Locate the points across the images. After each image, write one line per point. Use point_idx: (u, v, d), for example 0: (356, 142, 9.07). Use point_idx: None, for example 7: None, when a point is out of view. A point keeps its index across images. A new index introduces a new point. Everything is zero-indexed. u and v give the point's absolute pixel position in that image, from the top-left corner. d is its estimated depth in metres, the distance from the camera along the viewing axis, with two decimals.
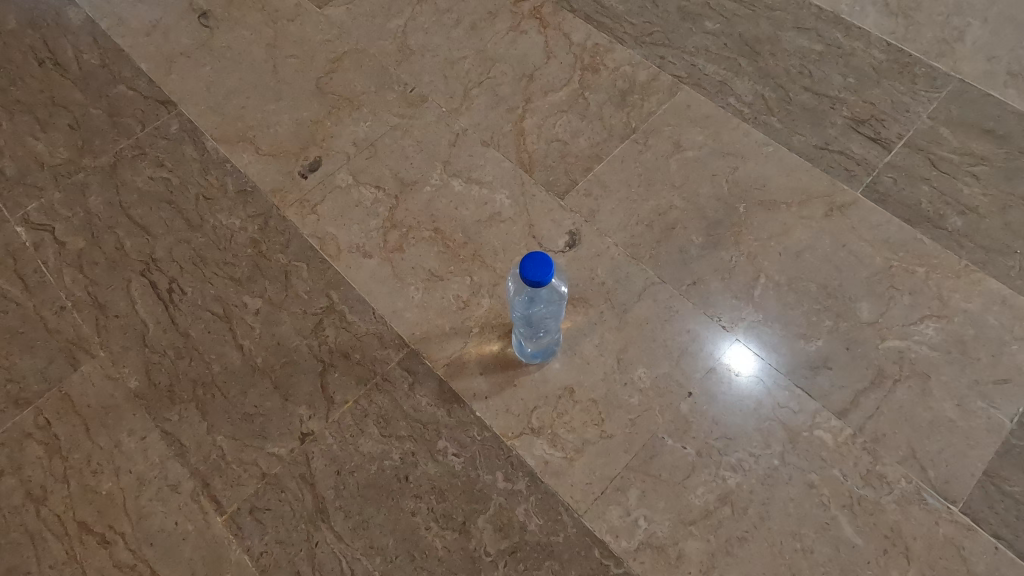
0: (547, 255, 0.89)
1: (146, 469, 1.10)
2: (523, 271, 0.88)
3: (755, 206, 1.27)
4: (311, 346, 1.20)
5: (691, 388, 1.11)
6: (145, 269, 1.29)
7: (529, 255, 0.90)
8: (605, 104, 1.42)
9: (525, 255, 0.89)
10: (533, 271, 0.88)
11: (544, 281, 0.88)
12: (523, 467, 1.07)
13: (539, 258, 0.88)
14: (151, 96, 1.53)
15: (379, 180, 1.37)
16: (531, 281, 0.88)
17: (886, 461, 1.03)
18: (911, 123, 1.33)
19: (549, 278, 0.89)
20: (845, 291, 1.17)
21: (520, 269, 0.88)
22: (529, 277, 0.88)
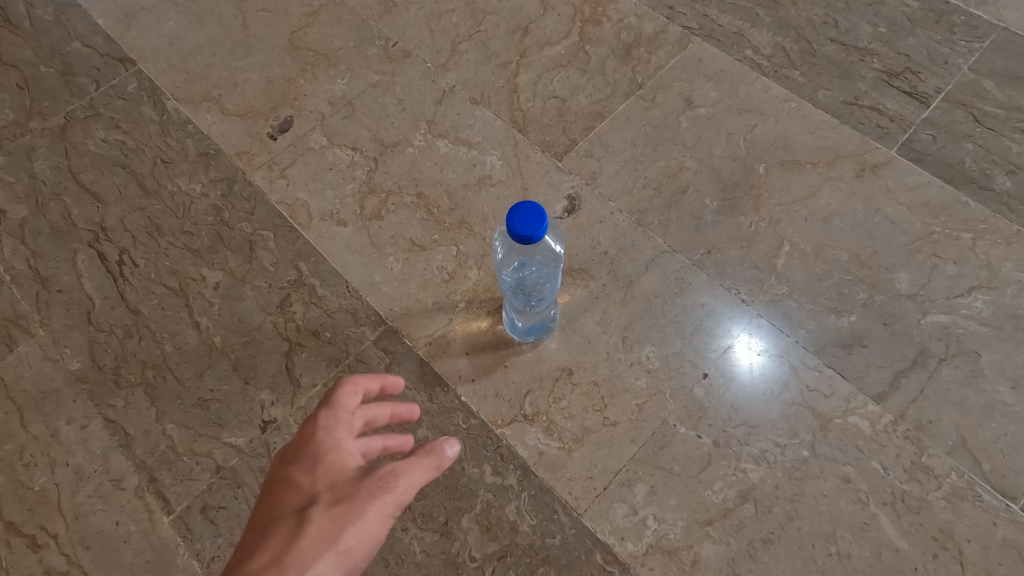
0: (539, 205, 0.76)
1: (85, 462, 0.97)
2: (509, 226, 0.75)
3: (776, 166, 1.13)
4: (277, 324, 1.06)
5: (706, 368, 0.97)
6: (94, 240, 1.16)
7: (518, 207, 0.76)
8: (607, 58, 1.28)
9: (514, 207, 0.75)
10: (521, 226, 0.74)
11: (535, 237, 0.74)
12: (513, 459, 0.94)
13: (529, 209, 0.75)
14: (108, 53, 1.39)
15: (356, 141, 1.23)
16: (519, 237, 0.74)
17: (934, 452, 0.89)
18: (949, 76, 1.19)
19: (542, 233, 0.75)
20: (880, 260, 1.03)
21: (506, 224, 0.75)
22: (517, 232, 0.74)
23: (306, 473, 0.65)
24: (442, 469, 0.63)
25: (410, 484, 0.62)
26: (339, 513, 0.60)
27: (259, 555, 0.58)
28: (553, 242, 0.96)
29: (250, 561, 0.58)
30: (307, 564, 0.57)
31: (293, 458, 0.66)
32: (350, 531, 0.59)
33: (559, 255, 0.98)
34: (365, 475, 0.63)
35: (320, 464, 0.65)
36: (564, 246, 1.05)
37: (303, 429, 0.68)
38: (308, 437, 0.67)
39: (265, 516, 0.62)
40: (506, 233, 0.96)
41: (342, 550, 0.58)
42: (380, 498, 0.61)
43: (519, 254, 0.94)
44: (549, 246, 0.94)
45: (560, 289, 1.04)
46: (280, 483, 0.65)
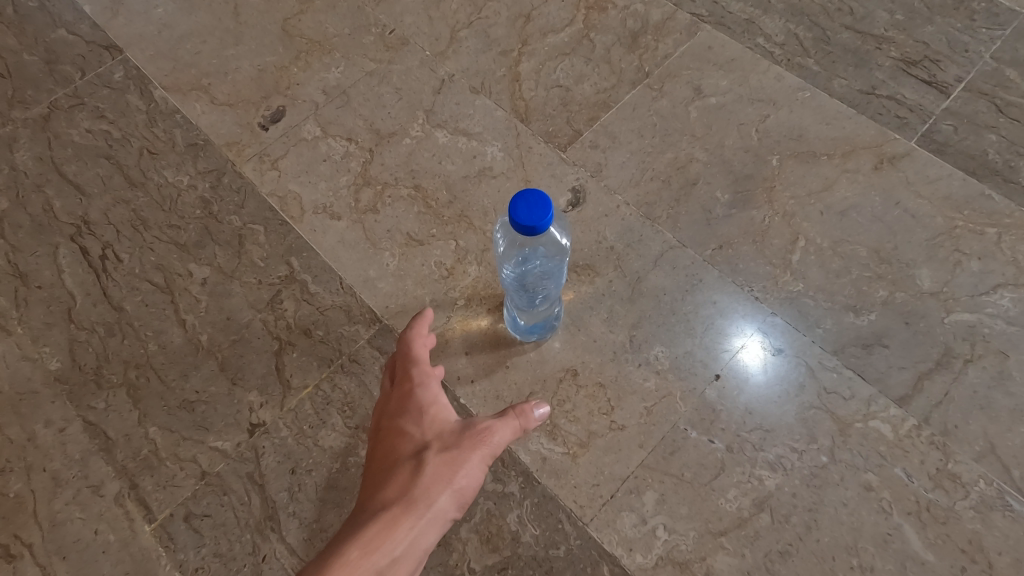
0: (543, 193, 0.71)
1: (63, 467, 0.92)
2: (512, 215, 0.70)
3: (790, 157, 1.08)
4: (266, 322, 1.01)
5: (718, 369, 0.92)
6: (76, 234, 1.11)
7: (521, 196, 0.71)
8: (613, 46, 1.23)
9: (516, 196, 0.70)
10: (524, 215, 0.69)
11: (540, 228, 0.70)
12: (515, 465, 0.89)
13: (532, 198, 0.70)
14: (94, 40, 1.33)
15: (351, 131, 1.18)
16: (522, 227, 0.69)
17: (961, 458, 0.84)
18: (970, 64, 1.14)
19: (547, 224, 0.70)
20: (901, 256, 0.98)
21: (508, 213, 0.70)
22: (520, 221, 0.69)
23: (413, 424, 0.75)
24: (530, 426, 0.73)
25: (505, 434, 0.72)
26: (450, 456, 0.69)
27: (388, 489, 0.68)
28: (557, 234, 0.91)
29: (380, 498, 0.68)
30: (429, 499, 0.66)
31: (399, 413, 0.77)
32: (461, 473, 0.69)
33: (564, 248, 0.93)
34: (465, 428, 0.72)
35: (424, 416, 0.75)
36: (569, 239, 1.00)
37: (401, 385, 0.79)
38: (407, 394, 0.78)
39: (385, 461, 0.73)
40: (507, 224, 0.90)
41: (457, 487, 0.68)
42: (483, 445, 0.70)
43: (521, 248, 0.88)
44: (554, 238, 0.89)
45: (564, 284, 0.99)
46: (392, 434, 0.76)
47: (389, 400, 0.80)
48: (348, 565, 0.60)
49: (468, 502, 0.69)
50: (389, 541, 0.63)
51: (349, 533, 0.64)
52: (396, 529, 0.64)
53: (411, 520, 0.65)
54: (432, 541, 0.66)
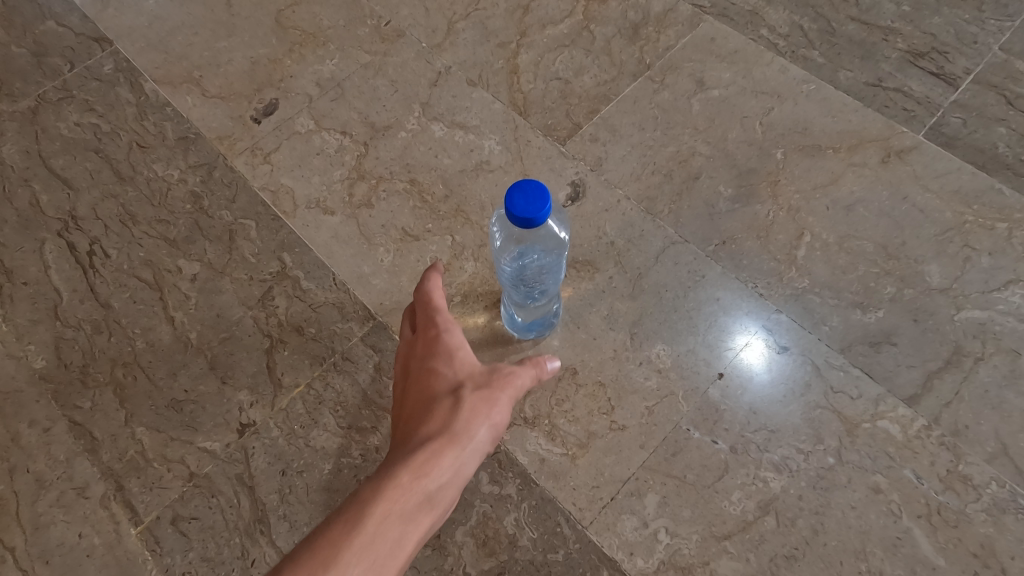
0: (541, 184, 0.68)
1: (47, 468, 0.89)
2: (508, 207, 0.67)
3: (795, 151, 1.06)
4: (257, 319, 0.99)
5: (721, 368, 0.90)
6: (63, 229, 1.08)
7: (518, 187, 0.69)
8: (614, 37, 1.20)
9: (513, 187, 0.68)
10: (521, 207, 0.67)
11: (538, 220, 0.67)
12: (513, 466, 0.86)
13: (529, 188, 0.67)
14: (84, 32, 1.31)
15: (345, 124, 1.16)
16: (519, 219, 0.67)
17: (972, 460, 0.81)
18: (978, 56, 1.12)
19: (545, 216, 0.68)
20: (909, 252, 0.96)
21: (505, 205, 0.67)
22: (517, 214, 0.67)
23: (445, 364, 0.74)
24: (548, 374, 0.77)
25: (530, 377, 0.74)
26: (486, 394, 0.71)
27: (428, 425, 0.68)
28: (556, 228, 0.88)
29: (418, 433, 0.68)
30: (470, 433, 0.67)
31: (428, 355, 0.76)
32: (496, 409, 0.70)
33: (563, 242, 0.90)
34: (496, 369, 0.74)
35: (454, 358, 0.75)
36: (567, 233, 0.97)
37: (425, 329, 0.78)
38: (434, 337, 0.77)
39: (418, 401, 0.73)
40: (504, 217, 0.88)
41: (493, 422, 0.70)
42: (512, 385, 0.73)
43: (519, 243, 0.85)
44: (552, 231, 0.86)
45: (563, 280, 0.96)
46: (422, 375, 0.75)
47: (415, 344, 0.79)
48: (399, 490, 0.60)
49: (500, 437, 0.71)
50: (434, 470, 0.63)
51: (393, 463, 0.63)
52: (441, 458, 0.64)
53: (455, 452, 0.66)
54: (471, 473, 0.67)
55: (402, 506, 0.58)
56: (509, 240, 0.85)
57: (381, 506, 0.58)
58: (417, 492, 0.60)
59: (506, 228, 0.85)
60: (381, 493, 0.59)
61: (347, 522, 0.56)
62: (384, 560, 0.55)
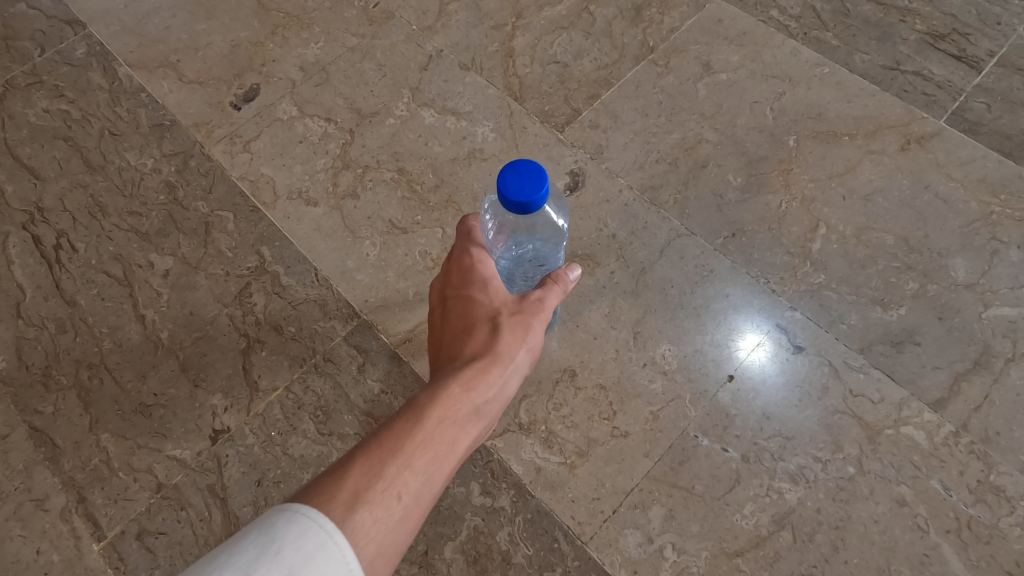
0: (536, 165, 0.62)
1: (4, 478, 0.82)
2: (501, 188, 0.61)
3: (808, 137, 0.99)
4: (233, 317, 0.92)
5: (732, 369, 0.83)
6: (28, 221, 1.01)
7: (512, 168, 0.62)
8: (615, 19, 1.14)
9: (508, 167, 0.61)
10: (514, 188, 0.60)
11: (535, 205, 0.61)
12: (507, 477, 0.80)
13: (524, 168, 0.61)
14: (55, 15, 1.24)
15: (330, 111, 1.09)
16: (513, 203, 0.60)
17: (1005, 470, 0.75)
18: (1002, 37, 1.05)
19: (542, 200, 0.61)
20: (932, 245, 0.89)
21: (497, 188, 0.61)
22: (511, 198, 0.60)
23: (481, 290, 0.68)
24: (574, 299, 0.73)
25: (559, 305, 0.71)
26: (525, 317, 0.66)
27: (470, 345, 0.62)
28: (553, 215, 0.81)
29: (461, 352, 0.62)
30: (512, 353, 0.62)
31: (463, 283, 0.69)
32: (533, 334, 0.66)
33: (559, 230, 0.84)
34: (531, 290, 0.68)
35: (490, 286, 0.68)
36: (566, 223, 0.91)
37: (460, 257, 0.71)
38: (468, 267, 0.70)
39: (453, 326, 0.66)
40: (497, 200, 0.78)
41: (533, 346, 0.65)
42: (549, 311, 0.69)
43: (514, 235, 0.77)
44: (549, 219, 0.79)
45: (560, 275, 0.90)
46: (457, 303, 0.68)
47: (448, 273, 0.71)
48: (454, 397, 0.55)
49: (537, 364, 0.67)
50: (484, 384, 0.58)
51: (441, 375, 0.58)
52: (489, 374, 0.59)
53: (500, 370, 0.60)
54: (511, 394, 0.62)
55: (459, 409, 0.54)
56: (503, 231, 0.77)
57: (439, 406, 0.53)
58: (471, 401, 0.55)
59: (499, 215, 0.76)
60: (438, 396, 0.54)
61: (409, 417, 0.51)
62: (445, 455, 0.50)
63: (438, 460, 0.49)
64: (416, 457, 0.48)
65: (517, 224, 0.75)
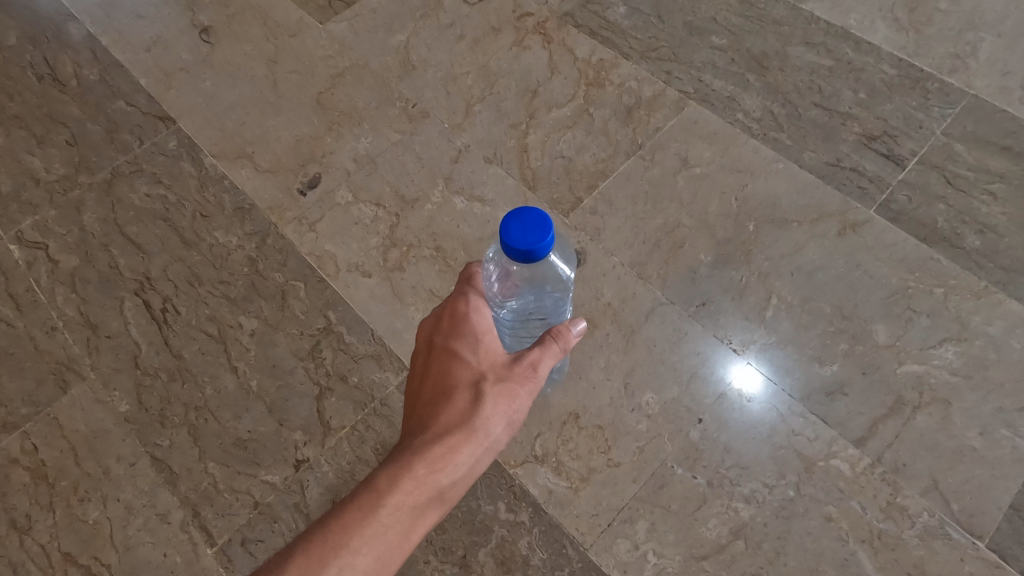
0: (537, 217, 0.74)
1: (134, 497, 1.06)
2: (507, 239, 0.73)
3: (765, 223, 1.23)
4: (308, 369, 1.16)
5: (701, 414, 1.07)
6: (139, 289, 1.26)
7: (517, 220, 0.74)
8: (610, 119, 1.40)
9: (512, 220, 0.74)
10: (518, 236, 0.73)
11: (540, 247, 0.73)
12: (525, 497, 1.03)
13: (526, 221, 0.74)
14: (150, 112, 1.52)
15: (379, 197, 1.34)
16: (517, 249, 0.73)
17: (908, 493, 0.98)
18: (924, 139, 1.30)
19: (547, 242, 0.74)
20: (860, 313, 1.13)
21: (506, 237, 0.74)
22: (516, 245, 0.73)
23: (469, 353, 0.79)
24: (571, 345, 0.82)
25: (547, 367, 0.81)
26: (503, 391, 0.77)
27: (446, 415, 0.75)
28: (558, 267, 0.96)
29: (439, 421, 0.75)
30: (485, 430, 0.75)
31: (451, 335, 0.81)
32: (511, 405, 0.77)
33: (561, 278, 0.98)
34: (518, 360, 0.79)
35: (476, 349, 0.79)
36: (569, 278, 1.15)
37: (455, 310, 0.82)
38: (460, 322, 0.81)
39: (439, 382, 0.79)
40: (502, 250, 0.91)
41: (508, 417, 0.77)
42: (534, 380, 0.80)
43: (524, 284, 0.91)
44: (552, 272, 0.93)
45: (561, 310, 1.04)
46: (444, 358, 0.80)
47: (443, 322, 0.82)
48: (413, 486, 0.69)
49: (517, 429, 0.79)
50: (448, 467, 0.72)
51: (412, 450, 0.72)
52: (457, 455, 0.73)
53: (469, 447, 0.74)
54: (484, 461, 0.76)
55: (412, 500, 0.69)
56: (509, 280, 0.89)
57: (395, 498, 0.68)
58: (429, 488, 0.70)
59: (504, 267, 0.88)
60: (395, 485, 0.69)
61: (366, 505, 0.67)
62: (392, 545, 0.66)
63: (383, 550, 0.66)
64: (360, 552, 0.64)
65: (521, 275, 0.87)
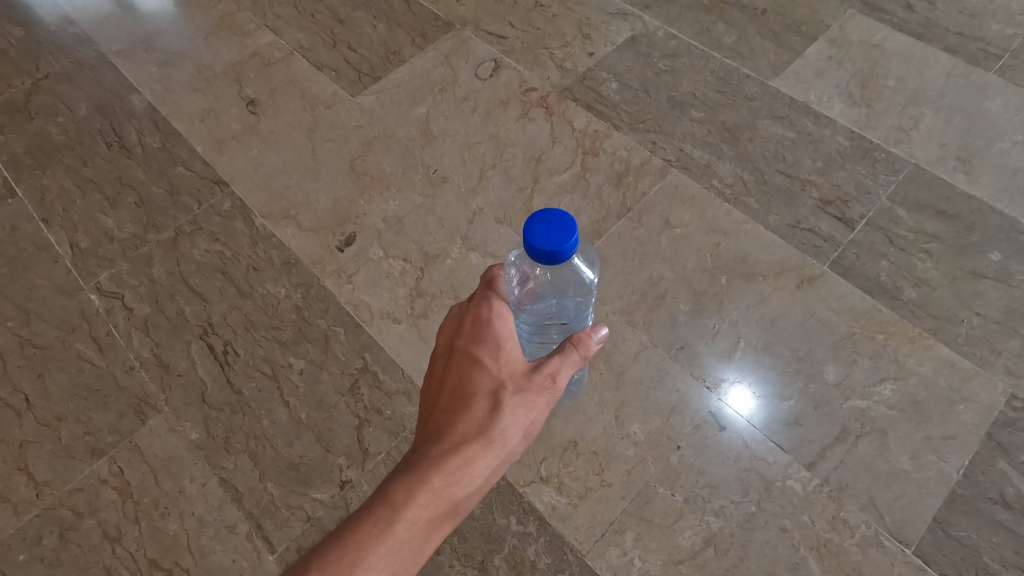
0: (557, 222, 0.88)
1: (206, 512, 1.27)
2: (532, 240, 0.87)
3: (735, 277, 1.45)
4: (349, 403, 1.37)
5: (679, 441, 1.27)
6: (203, 333, 1.49)
7: (541, 224, 0.89)
8: (604, 184, 1.63)
9: (535, 224, 0.88)
10: (541, 237, 0.87)
11: (563, 247, 0.87)
12: (533, 512, 1.23)
13: (548, 227, 0.88)
14: (206, 176, 1.75)
15: (406, 253, 1.57)
16: (541, 250, 0.87)
17: (849, 508, 1.18)
18: (871, 203, 1.53)
19: (568, 242, 0.87)
20: (814, 356, 1.34)
21: (532, 240, 0.87)
22: (541, 247, 0.87)
23: (489, 367, 0.91)
24: (581, 359, 0.97)
25: (557, 383, 0.94)
26: (517, 403, 0.89)
27: (465, 424, 0.87)
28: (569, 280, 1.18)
29: (460, 430, 0.87)
30: (500, 440, 0.87)
31: (473, 348, 0.93)
32: (523, 416, 0.90)
33: (574, 286, 1.19)
34: (531, 377, 0.92)
35: (495, 364, 0.92)
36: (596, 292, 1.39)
37: (478, 326, 0.94)
38: (483, 335, 0.93)
39: (461, 391, 0.90)
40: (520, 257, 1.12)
41: (520, 426, 0.89)
42: (546, 394, 0.92)
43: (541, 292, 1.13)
44: (565, 281, 1.14)
45: (573, 316, 1.26)
46: (467, 369, 0.92)
47: (467, 335, 0.95)
48: (434, 492, 0.80)
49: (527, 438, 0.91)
50: (465, 474, 0.83)
51: (434, 458, 0.83)
52: (474, 463, 0.84)
53: (486, 454, 0.86)
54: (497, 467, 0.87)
55: (433, 505, 0.79)
56: (528, 283, 1.10)
57: (417, 503, 0.78)
58: (447, 494, 0.80)
59: (524, 271, 1.10)
60: (418, 491, 0.79)
61: (392, 507, 0.77)
62: (415, 544, 0.76)
63: (406, 548, 0.75)
64: (387, 548, 0.75)
65: (538, 279, 1.09)
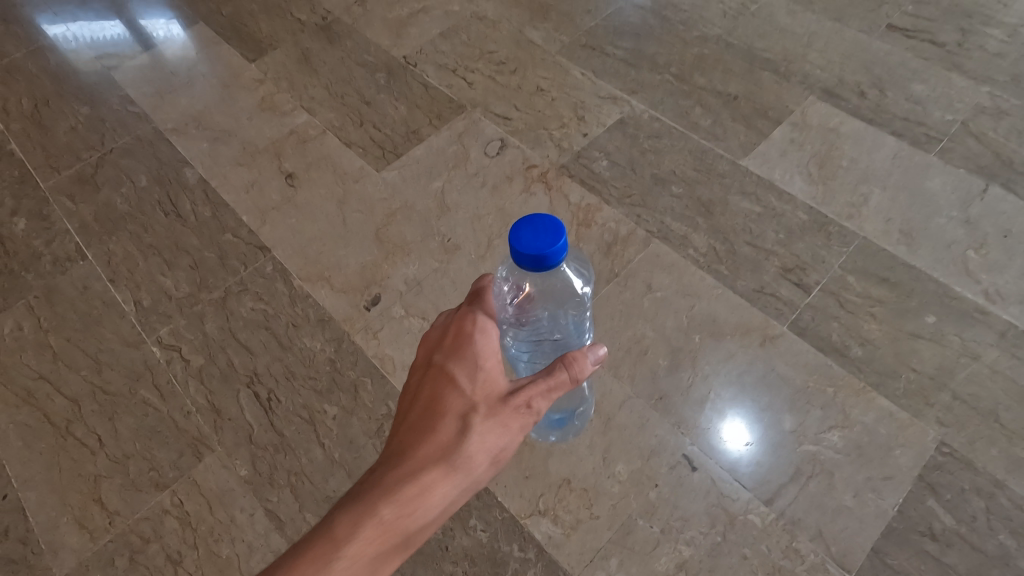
0: (539, 229, 1.08)
1: (254, 538, 1.50)
2: (518, 245, 1.06)
3: (707, 335, 1.69)
4: (376, 445, 1.61)
5: (658, 480, 1.49)
6: (250, 382, 1.73)
7: (525, 231, 1.08)
8: (595, 252, 1.88)
9: (520, 231, 1.08)
10: (526, 242, 1.06)
11: (547, 248, 1.06)
12: (532, 540, 1.45)
13: (531, 233, 1.07)
14: (251, 242, 2.02)
15: (424, 312, 1.82)
16: (527, 252, 1.06)
17: (801, 539, 1.40)
18: (825, 271, 1.77)
19: (552, 243, 1.06)
20: (773, 405, 1.56)
21: (519, 244, 1.06)
22: (528, 250, 1.06)
23: (461, 391, 1.06)
24: (560, 385, 1.09)
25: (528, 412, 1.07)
26: (482, 429, 1.03)
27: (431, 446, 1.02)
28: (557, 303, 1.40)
29: (426, 452, 1.02)
30: (461, 465, 1.02)
31: (451, 367, 1.08)
32: (485, 442, 1.04)
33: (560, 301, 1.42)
34: (499, 405, 1.05)
35: (469, 388, 1.06)
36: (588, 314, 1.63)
37: (460, 346, 1.09)
38: (462, 358, 1.08)
39: (434, 409, 1.05)
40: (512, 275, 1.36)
41: (482, 448, 1.03)
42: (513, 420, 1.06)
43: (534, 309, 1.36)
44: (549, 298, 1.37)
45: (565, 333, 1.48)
46: (443, 388, 1.07)
47: (449, 353, 1.09)
48: (389, 516, 0.95)
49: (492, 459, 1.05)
50: (422, 498, 0.98)
51: (397, 480, 0.98)
52: (433, 488, 0.99)
53: (446, 477, 1.00)
54: (454, 488, 1.01)
55: (386, 528, 0.94)
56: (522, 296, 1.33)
57: (372, 524, 0.94)
58: (400, 519, 0.95)
59: (516, 284, 1.33)
60: (374, 514, 0.94)
61: (350, 526, 0.93)
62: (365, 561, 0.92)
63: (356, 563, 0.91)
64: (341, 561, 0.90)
65: (528, 289, 1.32)
